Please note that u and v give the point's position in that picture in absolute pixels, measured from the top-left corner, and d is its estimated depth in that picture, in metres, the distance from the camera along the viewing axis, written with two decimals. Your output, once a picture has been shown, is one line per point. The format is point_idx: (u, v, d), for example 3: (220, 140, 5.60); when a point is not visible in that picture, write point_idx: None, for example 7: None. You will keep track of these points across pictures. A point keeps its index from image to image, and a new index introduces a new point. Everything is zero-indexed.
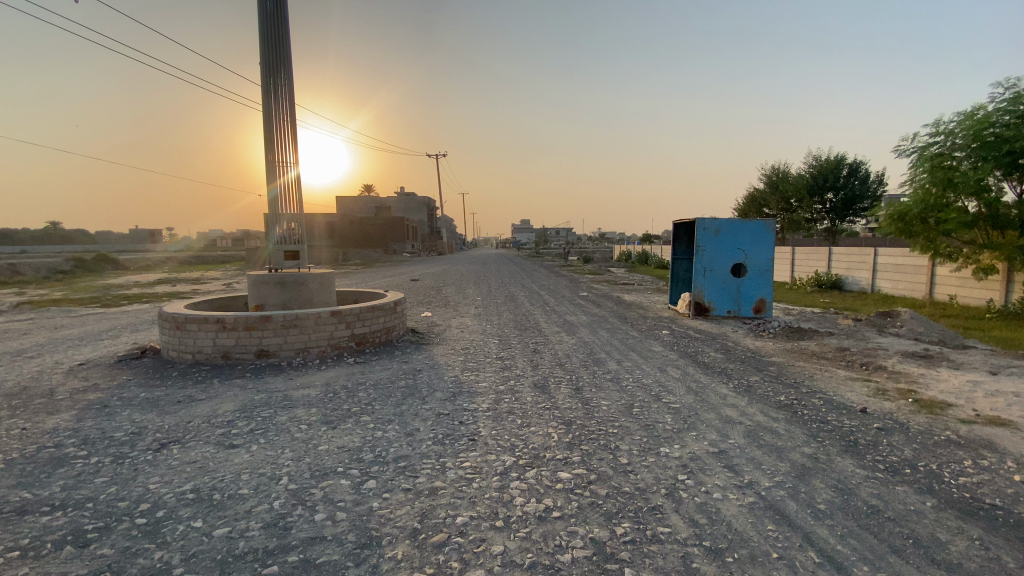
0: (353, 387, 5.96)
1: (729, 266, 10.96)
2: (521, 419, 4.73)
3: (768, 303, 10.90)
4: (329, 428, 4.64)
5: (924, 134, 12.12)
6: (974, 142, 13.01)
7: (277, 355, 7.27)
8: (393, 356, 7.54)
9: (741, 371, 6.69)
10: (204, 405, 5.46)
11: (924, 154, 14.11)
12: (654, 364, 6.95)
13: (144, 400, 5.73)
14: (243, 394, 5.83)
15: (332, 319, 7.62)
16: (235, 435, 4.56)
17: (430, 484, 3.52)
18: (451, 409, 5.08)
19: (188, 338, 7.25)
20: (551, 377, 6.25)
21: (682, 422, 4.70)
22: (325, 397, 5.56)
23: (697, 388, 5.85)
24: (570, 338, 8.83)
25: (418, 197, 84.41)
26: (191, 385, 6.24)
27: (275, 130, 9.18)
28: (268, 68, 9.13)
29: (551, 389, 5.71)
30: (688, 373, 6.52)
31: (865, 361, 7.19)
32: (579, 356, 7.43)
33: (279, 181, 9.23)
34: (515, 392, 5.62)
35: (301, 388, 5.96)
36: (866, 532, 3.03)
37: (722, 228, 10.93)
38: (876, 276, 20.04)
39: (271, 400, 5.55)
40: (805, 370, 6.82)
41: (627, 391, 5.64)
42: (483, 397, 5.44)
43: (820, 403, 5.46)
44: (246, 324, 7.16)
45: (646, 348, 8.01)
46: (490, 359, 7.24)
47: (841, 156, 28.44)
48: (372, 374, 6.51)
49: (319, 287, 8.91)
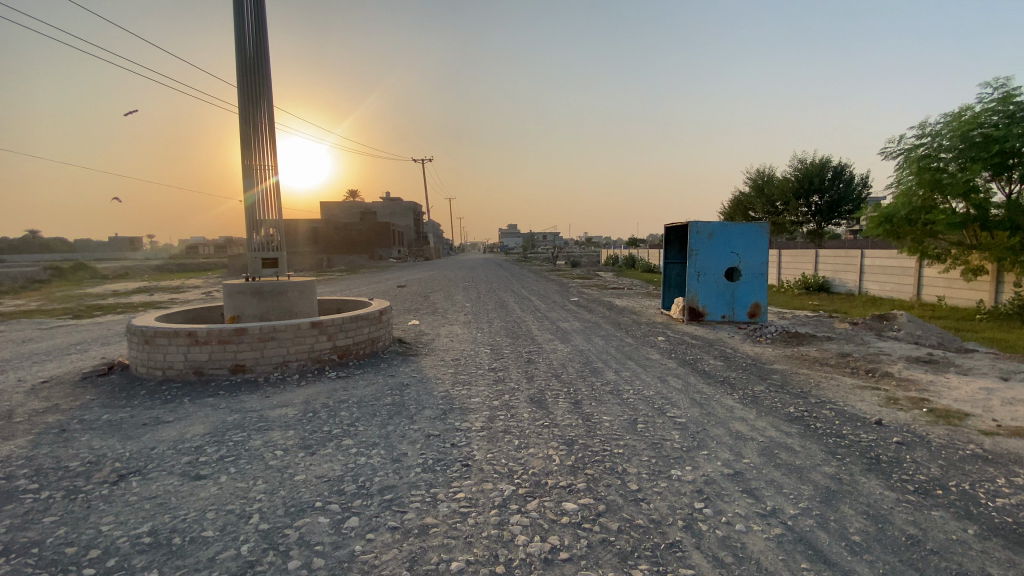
0: (335, 405, 5.53)
1: (723, 270, 10.71)
2: (518, 440, 4.36)
3: (764, 307, 10.66)
4: (307, 454, 4.23)
5: (913, 136, 12.02)
6: (963, 144, 12.97)
7: (253, 369, 6.83)
8: (379, 370, 7.13)
9: (744, 380, 6.41)
10: (172, 429, 5.01)
11: (910, 156, 14.09)
12: (654, 373, 6.62)
13: (107, 423, 5.24)
14: (215, 415, 5.39)
15: (312, 331, 7.19)
16: (203, 464, 4.12)
17: (420, 521, 3.14)
18: (442, 429, 4.69)
19: (158, 353, 6.77)
20: (547, 390, 5.90)
21: (692, 440, 4.37)
22: (305, 418, 5.14)
23: (702, 400, 5.52)
24: (565, 346, 8.48)
25: (403, 202, 83.68)
26: (159, 406, 5.77)
27: (254, 133, 8.74)
28: (245, 68, 8.70)
29: (548, 404, 5.35)
30: (690, 383, 6.19)
31: (870, 368, 6.93)
32: (576, 366, 7.08)
33: (258, 185, 8.76)
34: (510, 407, 5.25)
35: (278, 408, 5.53)
36: (911, 569, 2.70)
37: (716, 231, 10.66)
38: (863, 278, 20.03)
39: (245, 422, 5.11)
40: (810, 377, 6.55)
41: (629, 405, 5.30)
42: (476, 415, 5.06)
43: (832, 415, 5.17)
44: (219, 337, 6.70)
45: (644, 356, 7.69)
46: (482, 371, 6.85)
47: (826, 159, 28.52)
48: (356, 390, 6.10)
49: (299, 296, 8.47)
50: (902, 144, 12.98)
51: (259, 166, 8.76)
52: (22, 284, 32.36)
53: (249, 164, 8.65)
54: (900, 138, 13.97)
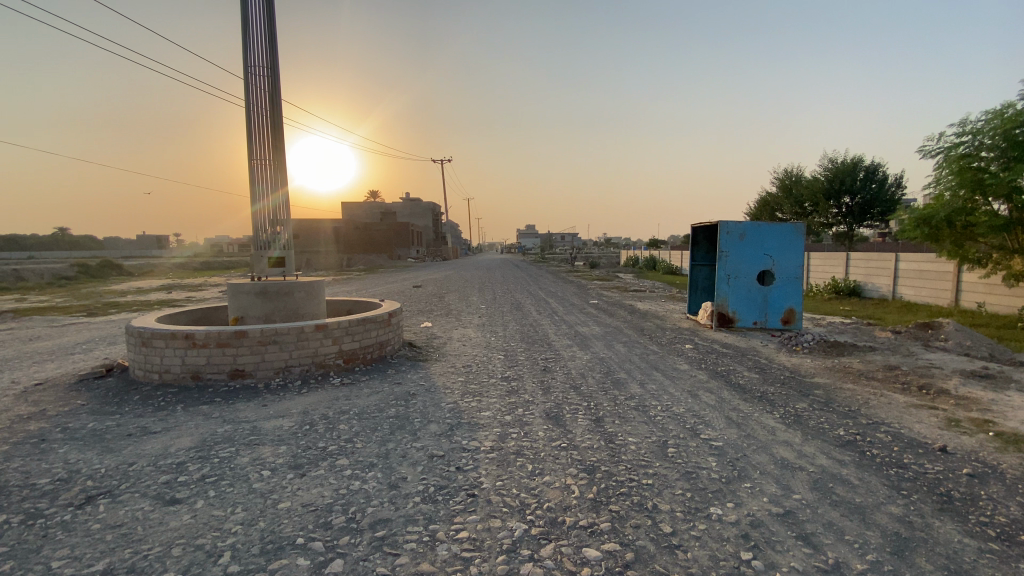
0: (334, 417, 5.10)
1: (755, 274, 10.07)
2: (532, 464, 3.86)
3: (799, 313, 9.99)
4: (297, 475, 3.79)
5: (953, 135, 11.13)
6: (1006, 143, 11.95)
7: (253, 375, 6.43)
8: (385, 377, 6.68)
9: (784, 396, 5.80)
10: (157, 442, 4.63)
11: (949, 155, 13.07)
12: (682, 387, 6.06)
13: (90, 434, 4.90)
14: (206, 426, 4.99)
15: (317, 334, 6.78)
16: (182, 487, 3.72)
17: (413, 568, 2.66)
18: (448, 448, 4.20)
19: (155, 356, 6.43)
20: (565, 403, 5.38)
21: (731, 469, 3.83)
22: (300, 431, 4.71)
23: (737, 420, 4.95)
24: (585, 353, 7.95)
25: (423, 203, 83.86)
26: (150, 414, 5.42)
27: (258, 125, 8.35)
28: (249, 59, 8.33)
29: (567, 421, 4.84)
30: (724, 399, 5.61)
31: (924, 383, 6.25)
32: (596, 376, 6.55)
33: (261, 178, 8.41)
34: (525, 424, 4.74)
35: (273, 418, 5.11)
36: None
37: (748, 232, 10.02)
38: (897, 283, 19.06)
39: (236, 435, 4.71)
40: (857, 394, 5.91)
41: (657, 424, 4.76)
42: (487, 432, 4.58)
43: (888, 439, 4.56)
44: (218, 340, 6.32)
45: (670, 366, 7.13)
46: (494, 380, 6.36)
47: (858, 158, 27.40)
48: (359, 400, 5.66)
49: (305, 297, 8.07)
50: (938, 143, 12.06)
51: (262, 158, 8.40)
52: (50, 281, 32.95)
53: (252, 156, 8.28)
54: (939, 136, 12.96)
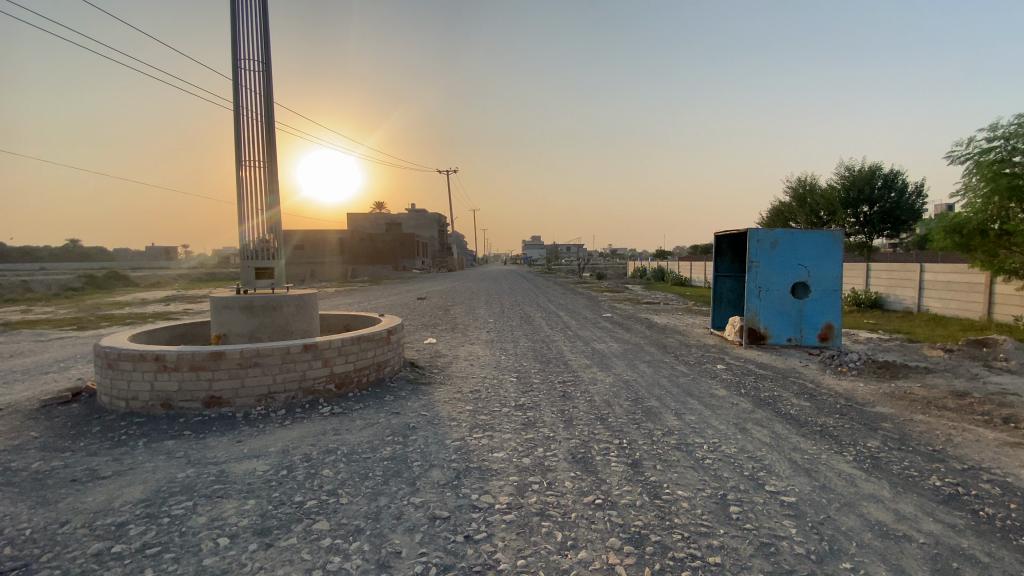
0: (319, 458, 4.29)
1: (789, 286, 9.20)
2: (562, 533, 3.02)
3: (838, 329, 9.09)
4: (263, 547, 2.97)
5: (984, 139, 10.27)
6: None
7: (230, 404, 5.62)
8: (382, 405, 5.85)
9: (848, 431, 4.92)
10: (105, 491, 3.83)
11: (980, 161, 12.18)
12: (725, 418, 5.19)
13: (29, 478, 4.10)
14: (166, 468, 4.18)
15: (305, 355, 5.96)
16: (116, 562, 2.90)
17: None
18: (455, 507, 3.36)
19: (121, 380, 5.66)
20: (593, 440, 4.51)
21: (818, 539, 3.00)
22: (275, 479, 3.88)
23: (804, 465, 4.09)
24: (606, 375, 7.08)
25: (428, 215, 83.55)
26: (106, 452, 4.62)
27: (246, 128, 7.72)
28: (239, 54, 7.71)
29: (597, 465, 3.99)
30: (780, 435, 4.74)
31: (1006, 416, 5.36)
32: (624, 403, 5.70)
33: (249, 184, 7.71)
34: (547, 470, 3.90)
35: (246, 459, 4.30)
36: None
37: (781, 240, 9.18)
38: (923, 295, 18.10)
39: (196, 482, 3.89)
40: (936, 431, 5.01)
41: (708, 471, 3.91)
42: (502, 481, 3.73)
43: (996, 493, 3.68)
44: (191, 362, 5.52)
45: (706, 391, 6.27)
46: (507, 410, 5.50)
47: (876, 166, 26.51)
48: (349, 434, 4.84)
49: (296, 312, 7.27)
50: (970, 147, 11.19)
51: (251, 163, 7.74)
52: (54, 291, 32.66)
53: (238, 162, 7.65)
54: (967, 141, 12.09)
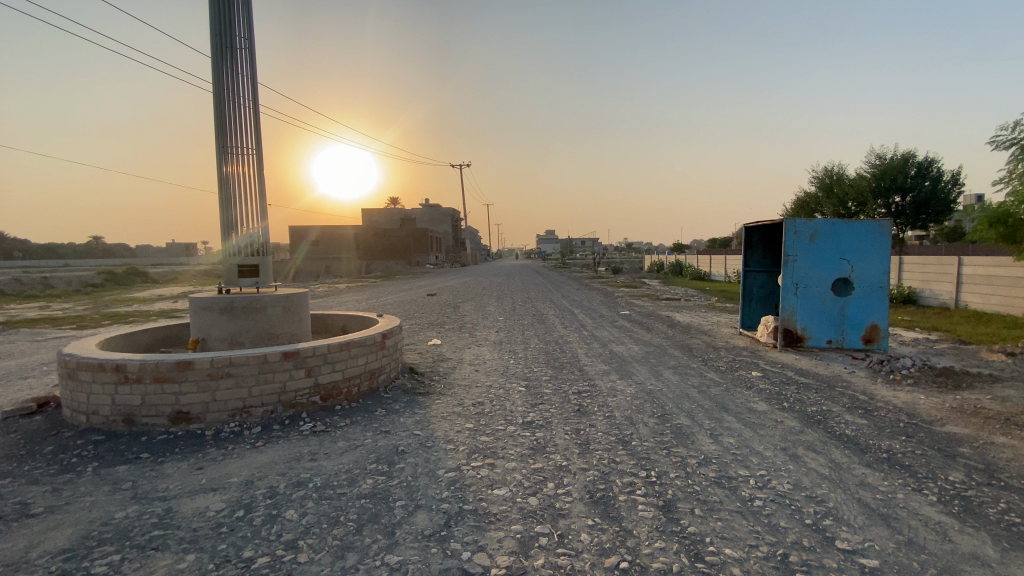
0: (287, 493, 3.58)
1: (830, 283, 8.30)
2: None
3: (884, 330, 8.19)
4: None
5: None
6: None
7: (201, 420, 4.96)
8: (371, 422, 5.14)
9: (921, 460, 4.08)
10: (23, 537, 3.16)
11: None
12: (770, 441, 4.40)
13: None
14: (104, 507, 3.50)
15: (285, 364, 5.28)
16: None
17: None
18: (438, 572, 2.63)
19: (81, 393, 5.03)
20: (614, 473, 3.75)
21: None
22: (226, 524, 3.18)
23: (880, 510, 3.28)
24: (627, 384, 6.33)
25: (443, 211, 83.27)
26: (48, 481, 3.97)
27: (231, 112, 7.03)
28: (223, 30, 7.01)
29: (620, 509, 3.23)
30: (840, 465, 3.93)
31: None
32: (649, 420, 4.94)
33: (238, 174, 7.08)
34: (559, 517, 3.14)
35: (200, 494, 3.62)
36: None
37: (821, 232, 8.28)
38: (961, 290, 16.91)
39: (133, 527, 3.21)
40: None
41: (760, 518, 3.13)
42: (502, 532, 2.98)
43: None
44: (155, 373, 4.85)
45: (743, 405, 5.47)
46: (512, 429, 4.76)
47: (909, 154, 25.17)
48: (327, 461, 4.13)
49: (283, 314, 6.61)
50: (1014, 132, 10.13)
51: (238, 151, 7.08)
52: (74, 288, 32.67)
53: (223, 150, 6.98)
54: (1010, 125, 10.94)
